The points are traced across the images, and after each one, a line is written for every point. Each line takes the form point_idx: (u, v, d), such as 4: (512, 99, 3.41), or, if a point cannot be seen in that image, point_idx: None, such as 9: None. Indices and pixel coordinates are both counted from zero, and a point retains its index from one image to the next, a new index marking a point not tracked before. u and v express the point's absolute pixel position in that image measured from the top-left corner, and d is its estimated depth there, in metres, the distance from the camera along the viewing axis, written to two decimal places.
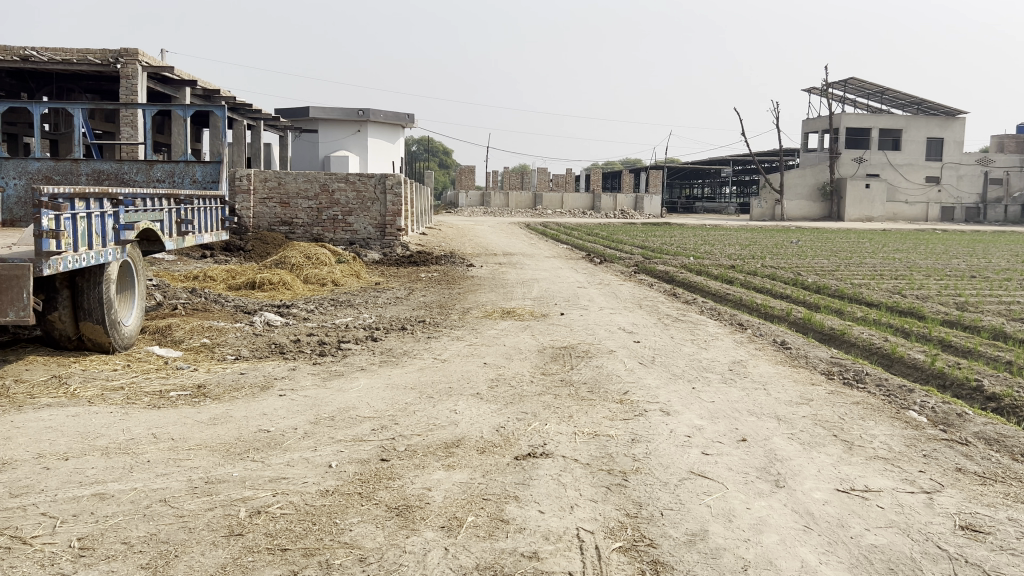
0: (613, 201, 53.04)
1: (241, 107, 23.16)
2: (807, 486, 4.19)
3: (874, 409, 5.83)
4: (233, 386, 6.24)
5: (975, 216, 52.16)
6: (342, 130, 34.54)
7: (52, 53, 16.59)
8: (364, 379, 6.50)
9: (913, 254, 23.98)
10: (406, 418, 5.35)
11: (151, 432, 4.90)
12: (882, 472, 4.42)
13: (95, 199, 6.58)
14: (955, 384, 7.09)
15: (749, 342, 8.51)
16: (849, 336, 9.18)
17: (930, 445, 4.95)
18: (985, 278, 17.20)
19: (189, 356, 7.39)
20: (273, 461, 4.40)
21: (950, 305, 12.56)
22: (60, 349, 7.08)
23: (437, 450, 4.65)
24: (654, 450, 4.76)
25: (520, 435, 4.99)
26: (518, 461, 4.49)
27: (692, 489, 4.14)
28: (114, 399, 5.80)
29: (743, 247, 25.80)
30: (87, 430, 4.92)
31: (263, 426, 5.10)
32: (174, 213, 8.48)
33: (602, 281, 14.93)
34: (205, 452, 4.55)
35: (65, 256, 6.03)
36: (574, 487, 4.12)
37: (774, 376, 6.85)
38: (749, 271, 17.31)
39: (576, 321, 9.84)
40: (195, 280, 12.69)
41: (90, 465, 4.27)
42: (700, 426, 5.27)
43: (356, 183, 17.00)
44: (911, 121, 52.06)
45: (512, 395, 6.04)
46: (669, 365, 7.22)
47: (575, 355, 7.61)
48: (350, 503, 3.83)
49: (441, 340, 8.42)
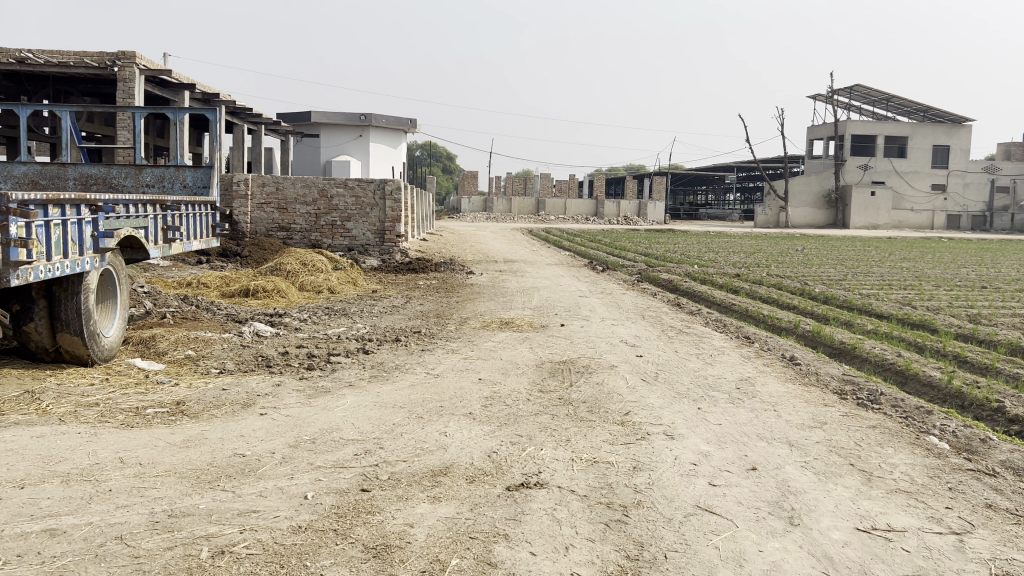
0: (616, 207, 52.98)
1: (241, 111, 22.91)
2: (823, 525, 3.85)
3: (892, 434, 5.48)
4: (213, 403, 5.91)
5: (982, 224, 51.83)
6: (345, 135, 34.27)
7: (50, 56, 16.30)
8: (351, 396, 6.16)
9: (920, 263, 23.64)
10: (392, 441, 5.01)
11: (118, 457, 4.58)
12: (905, 509, 4.07)
13: (72, 205, 6.25)
14: (975, 406, 6.73)
15: (757, 358, 8.17)
16: (860, 351, 8.84)
17: (956, 476, 4.61)
18: (995, 288, 16.81)
19: (172, 369, 7.07)
20: (245, 492, 4.07)
21: (963, 317, 12.18)
22: (36, 361, 6.77)
23: (423, 480, 4.32)
24: (658, 480, 4.41)
25: (513, 461, 4.65)
26: (510, 493, 4.15)
27: (698, 527, 3.79)
28: (87, 417, 5.47)
29: (747, 254, 25.46)
30: (50, 454, 4.59)
31: (238, 450, 4.77)
32: (159, 219, 8.16)
33: (604, 290, 14.62)
34: (173, 480, 4.22)
35: (36, 266, 5.70)
36: (569, 524, 3.78)
37: (784, 396, 6.48)
38: (754, 280, 16.97)
39: (576, 333, 9.50)
40: (188, 287, 12.35)
41: (45, 494, 3.94)
42: (707, 452, 4.92)
43: (355, 188, 16.69)
44: (916, 128, 51.56)
45: (507, 415, 5.69)
46: (673, 383, 6.86)
47: (575, 371, 7.27)
48: (323, 542, 3.50)
49: (435, 354, 8.06)
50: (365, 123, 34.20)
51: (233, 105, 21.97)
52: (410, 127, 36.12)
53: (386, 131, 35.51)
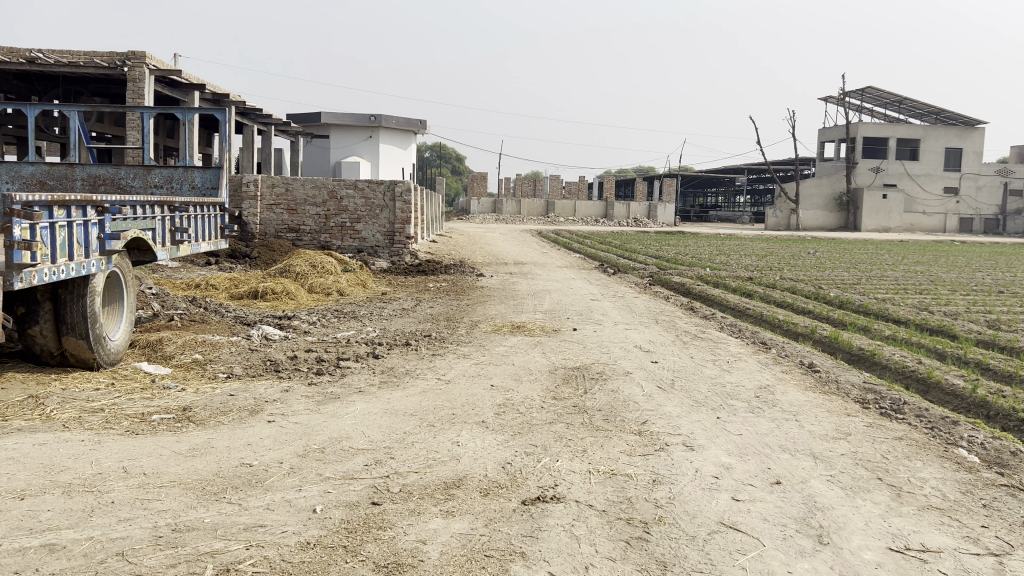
0: (626, 209, 52.64)
1: (251, 112, 22.83)
2: (854, 544, 3.68)
3: (920, 447, 5.28)
4: (220, 410, 5.77)
5: (994, 228, 51.35)
6: (354, 136, 34.19)
7: (59, 56, 16.32)
8: (361, 403, 6.01)
9: (936, 266, 23.31)
10: (403, 451, 4.86)
11: (122, 466, 4.44)
12: (938, 527, 3.89)
13: (78, 207, 6.15)
14: (1001, 415, 6.54)
15: (775, 365, 7.98)
16: (880, 358, 8.66)
17: (990, 492, 4.42)
18: (1013, 293, 16.52)
19: (179, 373, 6.96)
20: (251, 505, 3.93)
21: (982, 323, 11.92)
22: (42, 365, 6.67)
23: (436, 492, 4.16)
24: (679, 494, 4.25)
25: (529, 474, 4.50)
26: (525, 507, 4.00)
27: (723, 545, 3.63)
28: (92, 423, 5.35)
29: (759, 257, 25.23)
30: (52, 462, 4.46)
31: (245, 459, 4.63)
32: (167, 220, 8.06)
33: (617, 293, 14.41)
34: (177, 492, 4.09)
35: (41, 269, 5.58)
36: (588, 541, 3.63)
37: (806, 405, 6.30)
38: (767, 284, 16.73)
39: (589, 338, 9.33)
40: (196, 288, 12.27)
41: (46, 507, 3.81)
42: (729, 465, 4.75)
43: (364, 189, 16.56)
44: (930, 130, 50.92)
45: (521, 424, 5.53)
46: (691, 391, 6.69)
47: (589, 377, 7.11)
48: (332, 560, 3.35)
49: (447, 359, 7.91)
50: (375, 124, 34.11)
51: (242, 106, 21.89)
52: (420, 129, 36.00)
53: (395, 133, 35.40)
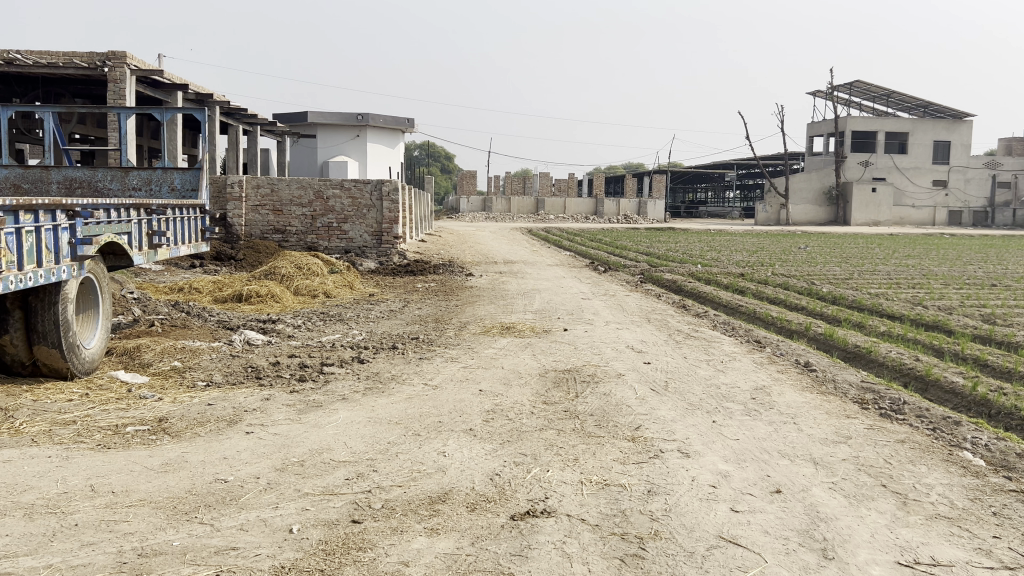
0: (616, 204, 52.48)
1: (235, 112, 22.51)
2: (860, 559, 3.49)
3: (924, 450, 5.10)
4: (197, 421, 5.53)
5: (983, 220, 51.44)
6: (342, 135, 33.89)
7: (37, 57, 15.89)
8: (344, 412, 5.78)
9: (926, 260, 23.26)
10: (386, 463, 4.65)
11: (89, 484, 4.22)
12: (948, 538, 3.71)
13: (45, 211, 5.90)
14: (1002, 414, 6.39)
15: (771, 364, 7.81)
16: (876, 355, 8.50)
17: (999, 499, 4.25)
18: (1005, 286, 16.46)
19: (156, 381, 6.71)
20: (224, 525, 3.71)
21: (976, 317, 11.80)
22: (15, 374, 6.43)
23: (420, 508, 3.95)
24: (675, 506, 4.05)
25: (517, 485, 4.30)
26: (515, 523, 3.80)
27: (722, 561, 3.45)
28: (62, 437, 5.11)
29: (750, 253, 25.13)
30: (14, 481, 4.22)
31: (220, 475, 4.40)
32: (144, 224, 7.82)
33: (608, 291, 14.22)
34: (147, 511, 3.87)
35: (7, 276, 5.29)
36: (581, 560, 3.43)
37: (804, 407, 6.11)
38: (759, 279, 16.64)
39: (580, 338, 9.13)
40: (179, 292, 11.99)
41: (4, 531, 3.58)
42: (726, 473, 4.56)
43: (351, 189, 16.32)
44: (917, 124, 51.11)
45: (510, 431, 5.33)
46: (684, 393, 6.49)
47: (580, 380, 6.90)
48: None
49: (434, 362, 7.71)
50: (362, 123, 33.84)
51: (226, 106, 21.58)
52: (408, 127, 35.75)
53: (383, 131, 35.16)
